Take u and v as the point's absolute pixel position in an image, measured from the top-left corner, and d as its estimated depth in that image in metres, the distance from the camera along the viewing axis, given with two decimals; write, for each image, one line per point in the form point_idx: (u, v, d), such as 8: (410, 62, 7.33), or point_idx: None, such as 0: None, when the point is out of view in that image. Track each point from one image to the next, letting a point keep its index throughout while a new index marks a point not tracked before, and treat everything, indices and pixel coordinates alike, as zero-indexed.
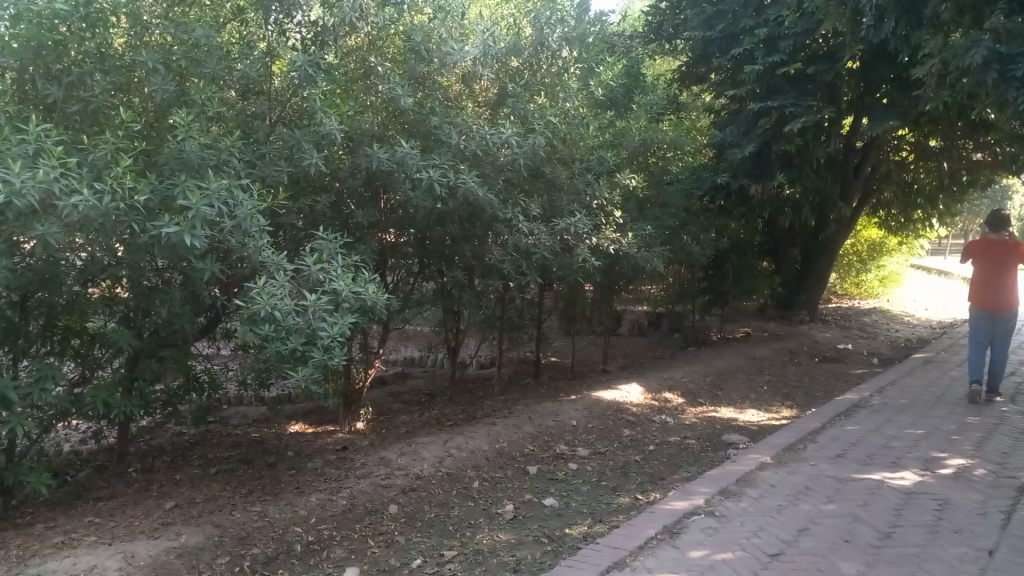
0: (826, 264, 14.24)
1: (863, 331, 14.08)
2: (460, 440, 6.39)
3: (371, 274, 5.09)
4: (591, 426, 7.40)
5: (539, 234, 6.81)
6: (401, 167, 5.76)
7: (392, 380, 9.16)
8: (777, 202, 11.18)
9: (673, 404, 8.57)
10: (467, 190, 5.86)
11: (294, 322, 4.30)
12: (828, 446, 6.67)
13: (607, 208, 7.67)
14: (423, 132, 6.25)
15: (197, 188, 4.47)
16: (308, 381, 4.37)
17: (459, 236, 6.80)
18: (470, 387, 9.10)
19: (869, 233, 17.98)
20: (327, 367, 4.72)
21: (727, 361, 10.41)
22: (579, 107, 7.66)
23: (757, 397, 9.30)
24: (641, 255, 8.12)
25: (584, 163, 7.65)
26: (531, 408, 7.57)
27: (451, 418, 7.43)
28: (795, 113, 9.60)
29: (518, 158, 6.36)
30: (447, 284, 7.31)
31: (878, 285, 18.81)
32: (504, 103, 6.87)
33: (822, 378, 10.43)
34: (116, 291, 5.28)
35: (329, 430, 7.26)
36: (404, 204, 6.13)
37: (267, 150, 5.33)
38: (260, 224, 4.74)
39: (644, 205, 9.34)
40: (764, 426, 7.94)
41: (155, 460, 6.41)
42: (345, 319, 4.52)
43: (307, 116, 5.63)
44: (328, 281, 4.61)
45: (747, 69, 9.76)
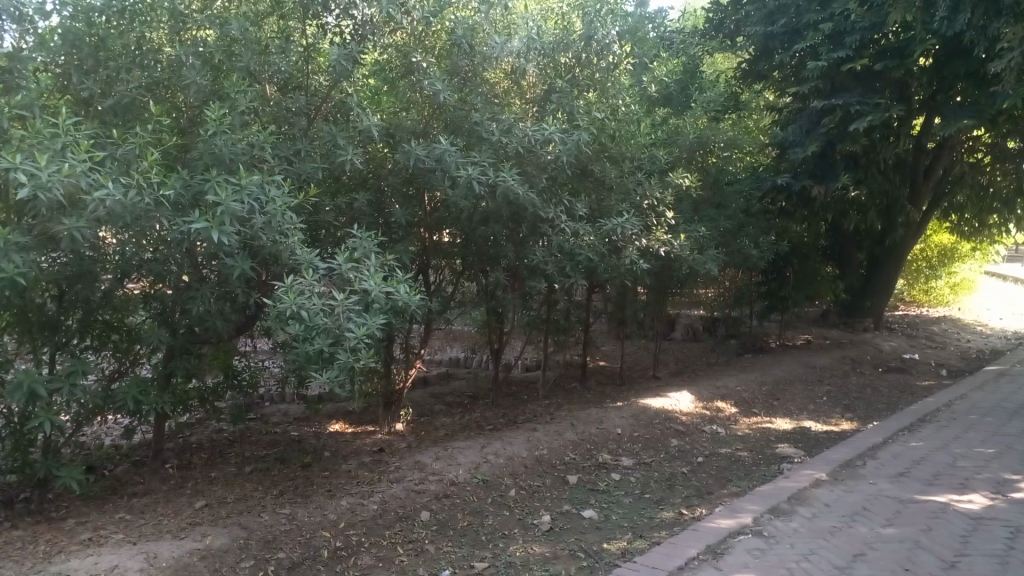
0: (893, 270, 13.62)
1: (932, 341, 13.41)
2: (498, 445, 6.20)
3: (407, 274, 4.91)
4: (637, 434, 7.13)
5: (584, 234, 6.55)
6: (440, 164, 5.61)
7: (436, 381, 9.02)
8: (841, 204, 10.68)
9: (726, 413, 8.22)
10: (506, 189, 5.65)
11: (321, 322, 4.15)
12: (889, 463, 6.26)
13: (658, 208, 7.37)
14: (465, 128, 6.07)
15: (227, 184, 4.38)
16: (335, 383, 4.21)
17: (502, 235, 6.62)
18: (515, 390, 8.91)
19: (940, 238, 17.19)
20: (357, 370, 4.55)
21: (784, 370, 9.98)
22: (630, 104, 7.38)
23: (815, 408, 8.87)
24: (693, 257, 7.80)
25: (636, 162, 7.38)
26: (575, 414, 7.34)
27: (492, 422, 7.25)
28: (862, 111, 9.13)
29: (563, 156, 6.12)
30: (490, 284, 7.13)
31: (949, 292, 17.97)
32: (550, 100, 6.65)
33: (886, 389, 9.91)
34: (155, 287, 5.23)
35: (368, 431, 7.16)
36: (446, 202, 5.99)
37: (303, 146, 5.23)
38: (293, 222, 4.63)
39: (698, 206, 9.01)
40: (821, 440, 7.53)
41: (193, 457, 6.39)
42: (375, 320, 4.33)
43: (344, 112, 5.51)
44: (359, 281, 4.44)
45: (810, 65, 9.32)
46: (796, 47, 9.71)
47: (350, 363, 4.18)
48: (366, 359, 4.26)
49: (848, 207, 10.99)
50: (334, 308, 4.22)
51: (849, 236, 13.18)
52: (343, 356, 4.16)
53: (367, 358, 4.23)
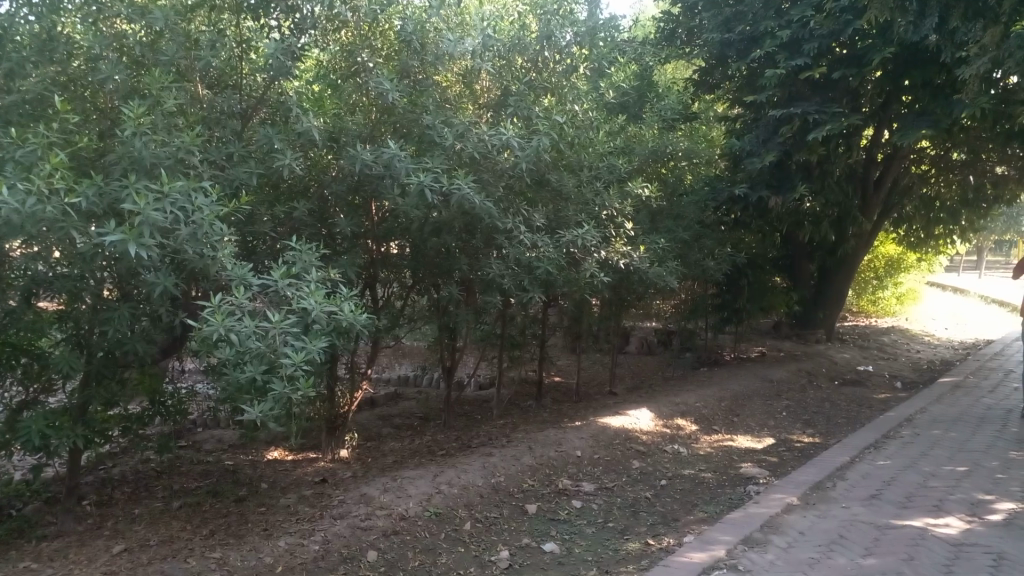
0: (844, 280, 13.60)
1: (884, 352, 13.41)
2: (452, 474, 5.76)
3: (352, 291, 4.45)
4: (597, 457, 6.77)
5: (542, 246, 6.18)
6: (388, 170, 5.17)
7: (384, 401, 8.55)
8: (797, 215, 10.54)
9: (687, 431, 7.92)
10: (461, 197, 5.24)
11: (253, 347, 3.66)
12: (859, 484, 6.01)
13: (617, 219, 7.06)
14: (416, 132, 5.66)
15: (146, 191, 3.89)
16: (269, 417, 3.72)
17: (454, 246, 6.23)
18: (468, 409, 8.49)
19: (887, 249, 17.35)
20: (296, 400, 4.06)
21: (742, 385, 9.76)
22: (587, 110, 7.05)
23: (776, 424, 8.64)
24: (653, 270, 7.50)
25: (593, 171, 7.07)
26: (532, 435, 6.94)
27: (444, 446, 6.80)
28: (820, 120, 8.98)
29: (521, 163, 5.73)
30: (442, 299, 6.71)
31: (895, 303, 18.15)
32: (506, 103, 6.28)
33: (844, 403, 9.76)
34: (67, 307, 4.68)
35: (310, 459, 6.67)
36: (394, 211, 5.56)
37: (235, 149, 4.75)
38: (223, 233, 4.15)
39: (655, 216, 8.73)
40: (786, 459, 7.29)
41: (114, 491, 5.81)
42: (315, 343, 3.86)
43: (281, 113, 5.04)
44: (297, 299, 3.96)
45: (767, 73, 9.15)
46: (753, 55, 9.54)
47: (287, 394, 3.70)
48: (305, 388, 3.78)
49: (803, 218, 10.87)
50: (268, 332, 3.73)
51: (802, 247, 13.11)
52: (278, 387, 3.67)
53: (305, 387, 3.75)
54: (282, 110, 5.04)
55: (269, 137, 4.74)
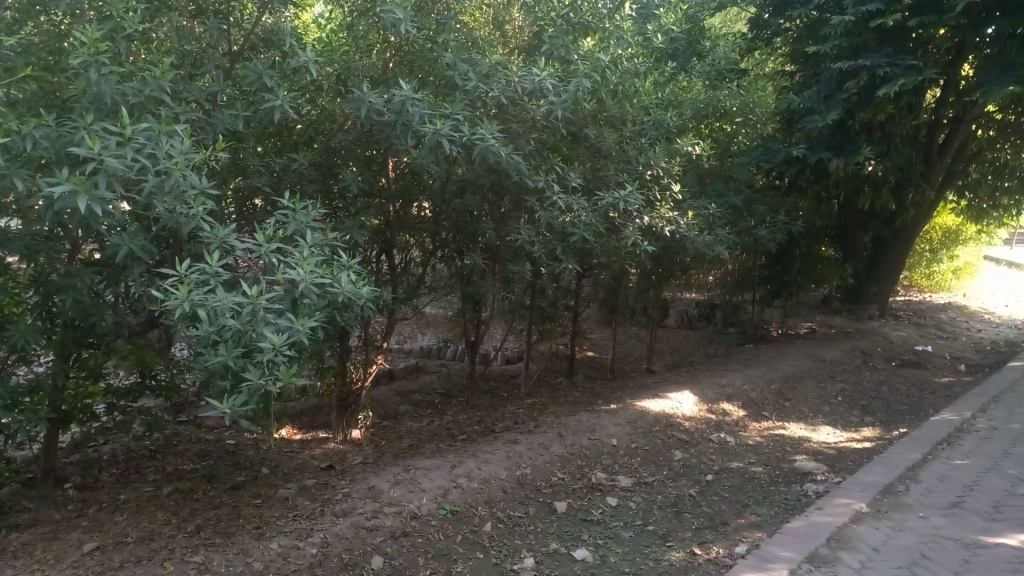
0: (901, 254, 12.65)
1: (942, 331, 12.48)
2: (471, 465, 5.11)
3: (356, 259, 3.79)
4: (634, 446, 6.07)
5: (579, 210, 5.43)
6: (401, 117, 4.45)
7: (403, 374, 7.96)
8: (857, 181, 9.65)
9: (733, 417, 7.19)
10: (485, 150, 4.51)
11: (227, 325, 3.00)
12: (936, 489, 5.25)
13: (662, 180, 6.29)
14: (435, 74, 4.96)
15: (105, 135, 3.23)
16: (244, 412, 3.08)
17: (479, 207, 5.53)
18: (494, 386, 7.85)
19: (944, 219, 16.30)
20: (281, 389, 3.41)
21: (793, 365, 8.98)
22: (632, 56, 6.31)
23: (831, 410, 7.87)
24: (701, 239, 6.73)
25: (637, 125, 6.34)
26: (563, 419, 6.27)
27: (465, 430, 6.16)
28: (892, 74, 8.03)
29: (556, 111, 4.99)
30: (465, 268, 6.04)
31: (951, 277, 17.12)
32: (540, 45, 5.52)
33: (904, 387, 8.94)
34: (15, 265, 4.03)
35: (319, 439, 6.10)
36: (410, 166, 4.86)
37: (219, 89, 4.05)
38: (201, 187, 3.51)
39: (703, 178, 7.94)
40: (845, 453, 6.55)
41: (100, 472, 5.27)
42: (304, 322, 3.18)
43: (274, 47, 4.33)
44: (283, 267, 3.31)
45: (834, 20, 8.20)
46: (817, 1, 8.58)
47: (265, 385, 3.05)
48: (287, 377, 3.13)
49: (863, 185, 9.96)
50: (244, 308, 3.08)
51: (857, 217, 12.16)
52: (253, 377, 3.02)
53: (288, 376, 3.09)
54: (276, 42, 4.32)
55: (259, 74, 4.04)
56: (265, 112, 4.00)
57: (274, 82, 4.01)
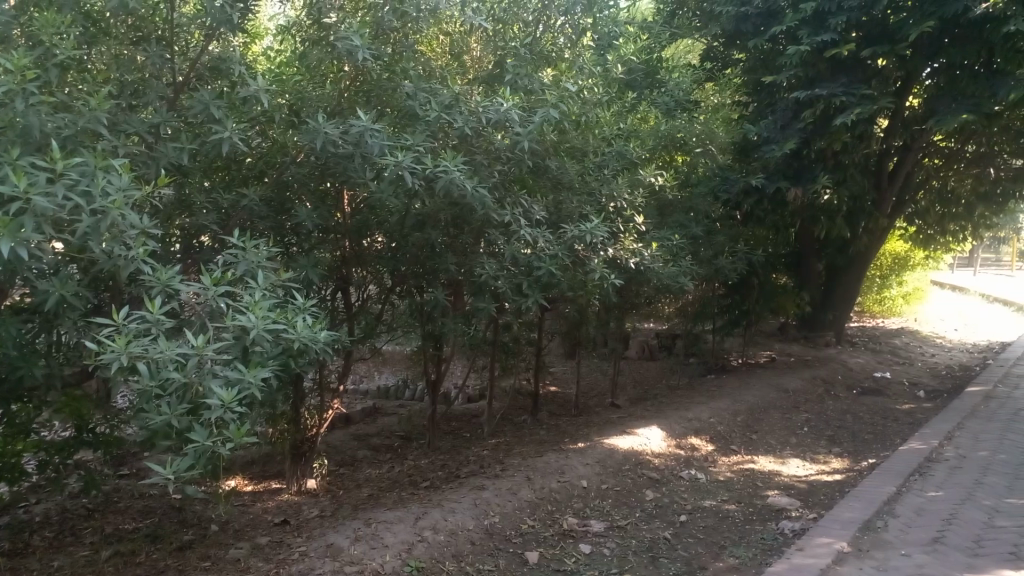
0: (855, 281, 12.77)
1: (897, 357, 12.58)
2: (436, 516, 4.82)
3: (311, 300, 3.52)
4: (605, 487, 5.84)
5: (544, 244, 5.23)
6: (358, 148, 4.22)
7: (361, 416, 7.63)
8: (813, 210, 9.69)
9: (702, 452, 7.03)
10: (448, 183, 4.30)
11: (170, 379, 2.70)
12: (914, 524, 5.13)
13: (626, 212, 6.16)
14: (394, 103, 4.77)
15: (32, 171, 2.91)
16: (188, 477, 2.76)
17: (439, 242, 5.32)
18: (456, 426, 7.57)
19: (893, 246, 16.59)
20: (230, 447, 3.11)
21: (757, 396, 8.88)
22: (593, 86, 6.21)
23: (799, 441, 7.77)
24: (666, 271, 6.59)
25: (600, 156, 6.21)
26: (530, 461, 6.02)
27: (428, 476, 5.87)
28: (847, 104, 8.09)
29: (521, 142, 4.82)
30: (425, 305, 5.79)
31: (901, 302, 17.40)
32: (502, 73, 5.37)
33: (867, 416, 8.91)
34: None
35: (272, 491, 5.75)
36: (368, 200, 4.62)
37: (162, 120, 3.77)
38: (142, 227, 3.20)
39: (664, 208, 7.85)
40: (816, 487, 6.42)
41: (31, 537, 4.84)
42: (256, 373, 2.90)
43: (222, 74, 4.07)
44: (232, 313, 3.02)
45: (789, 50, 8.24)
46: (772, 31, 8.64)
47: (212, 446, 2.75)
48: (238, 437, 2.83)
49: (819, 214, 10.02)
50: (190, 359, 2.77)
51: (811, 245, 12.25)
52: (199, 438, 2.71)
53: (239, 436, 2.81)
54: (224, 69, 4.06)
55: (205, 104, 3.77)
56: (212, 144, 3.73)
57: (223, 113, 3.74)
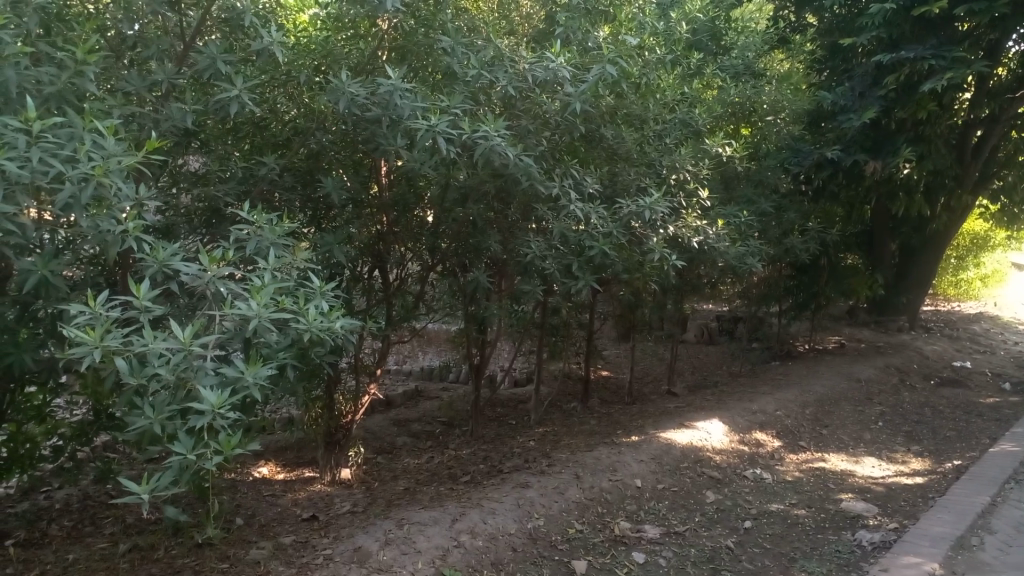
0: (932, 262, 11.89)
1: (978, 345, 11.71)
2: (475, 518, 4.40)
3: (330, 283, 3.10)
4: (661, 487, 5.35)
5: (599, 220, 4.71)
6: (386, 110, 3.74)
7: (403, 399, 7.28)
8: (892, 186, 8.93)
9: (767, 448, 6.47)
10: (489, 150, 3.80)
11: (154, 376, 2.30)
12: (1016, 543, 4.52)
13: (689, 185, 5.59)
14: (432, 60, 4.33)
15: (5, 132, 2.54)
16: (170, 494, 2.33)
17: (483, 217, 4.86)
18: (501, 413, 7.16)
19: (973, 224, 15.53)
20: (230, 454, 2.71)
21: (827, 386, 8.23)
22: (654, 46, 5.61)
23: (873, 438, 7.13)
24: (732, 251, 6.01)
25: (660, 124, 5.64)
26: (580, 456, 5.55)
27: (469, 469, 5.45)
28: (937, 67, 7.31)
29: (572, 105, 4.30)
30: (467, 285, 5.35)
31: (979, 284, 16.36)
32: (554, 31, 4.84)
33: (948, 410, 8.19)
34: None
35: (305, 480, 5.44)
36: (403, 170, 4.17)
37: (163, 77, 3.36)
38: (137, 195, 2.83)
39: (730, 183, 7.24)
40: (895, 492, 5.82)
41: (49, 526, 4.58)
42: (256, 371, 2.48)
43: (230, 24, 3.59)
44: (231, 301, 2.60)
45: (872, 8, 7.47)
46: None
47: (197, 459, 2.30)
48: (230, 448, 2.39)
49: (897, 190, 9.25)
50: (178, 353, 2.37)
51: (885, 223, 11.43)
52: (182, 450, 2.31)
53: (228, 447, 2.35)
54: (233, 18, 3.57)
55: (211, 59, 3.34)
56: (217, 105, 3.31)
57: (230, 69, 3.32)
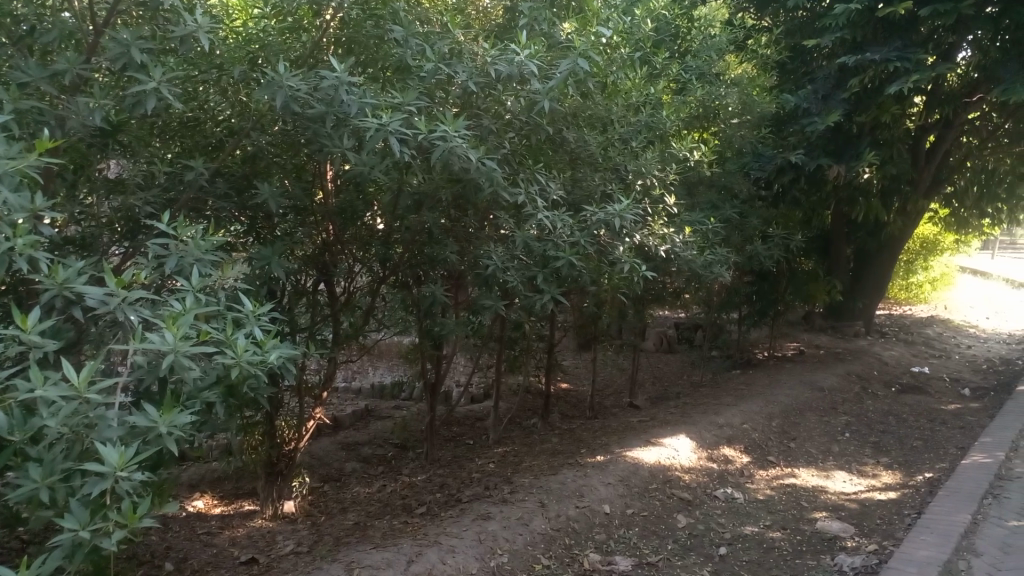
0: (886, 266, 11.88)
1: (933, 349, 11.71)
2: (433, 557, 4.00)
3: (263, 307, 2.68)
4: (631, 512, 5.02)
5: (564, 228, 4.37)
6: (330, 108, 3.34)
7: (352, 419, 6.85)
8: (852, 191, 8.81)
9: (736, 465, 6.21)
10: (447, 153, 3.43)
11: (40, 431, 1.84)
12: (1004, 566, 4.31)
13: (656, 191, 5.30)
14: (383, 54, 3.95)
15: None
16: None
17: (438, 225, 4.48)
18: (457, 432, 6.78)
19: (923, 229, 15.66)
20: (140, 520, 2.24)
21: (791, 396, 8.03)
22: (619, 44, 5.31)
23: (841, 450, 6.94)
24: (700, 260, 5.74)
25: (626, 126, 5.34)
26: (543, 480, 5.19)
27: (424, 499, 5.05)
28: (901, 70, 7.17)
29: (539, 102, 3.95)
30: (420, 299, 4.96)
31: (928, 288, 16.52)
32: (517, 20, 4.48)
33: (912, 419, 8.06)
34: None
35: (245, 515, 4.98)
36: (350, 175, 3.77)
37: (65, 65, 2.91)
38: (33, 205, 2.38)
39: (694, 188, 6.99)
40: (870, 508, 5.60)
41: None
42: (170, 421, 2.03)
43: (144, 5, 3.12)
44: (140, 333, 2.15)
45: (836, 9, 7.31)
46: None
47: (96, 535, 1.84)
48: (137, 519, 1.93)
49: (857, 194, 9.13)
50: (72, 402, 1.91)
51: (841, 228, 11.36)
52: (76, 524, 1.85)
53: (135, 518, 1.89)
54: (150, 1, 3.10)
55: (124, 46, 2.90)
56: (131, 99, 2.89)
57: (147, 58, 2.90)
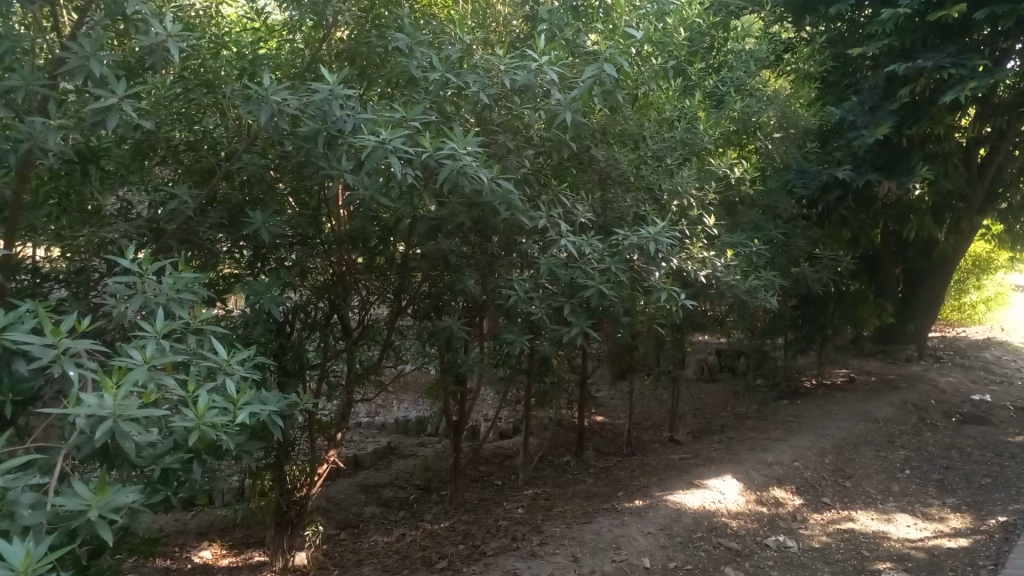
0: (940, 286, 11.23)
1: (993, 374, 11.00)
2: None
3: (240, 353, 2.33)
4: (673, 566, 4.54)
5: (593, 254, 3.95)
6: (323, 121, 2.99)
7: (373, 458, 6.47)
8: (903, 208, 8.27)
9: (788, 508, 5.68)
10: (458, 174, 3.05)
11: None
12: None
13: (694, 211, 4.87)
14: (388, 67, 3.61)
15: None
16: None
17: (455, 252, 4.11)
18: (485, 471, 6.36)
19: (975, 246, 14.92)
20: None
21: (842, 428, 7.47)
22: (651, 54, 4.93)
23: (903, 489, 6.36)
24: (744, 285, 5.28)
25: (660, 142, 4.95)
26: (576, 529, 4.73)
27: (446, 552, 4.63)
28: (956, 77, 6.68)
29: (562, 113, 3.57)
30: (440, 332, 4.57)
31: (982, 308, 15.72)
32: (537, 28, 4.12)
33: (978, 453, 7.43)
34: None
35: (254, 567, 4.61)
36: (353, 200, 3.41)
37: (17, 82, 2.60)
38: None
39: (735, 209, 6.55)
40: (939, 558, 5.04)
41: None
42: (107, 501, 1.64)
43: (111, 14, 2.80)
44: (75, 394, 1.75)
45: (883, 15, 6.86)
46: None
47: None
48: None
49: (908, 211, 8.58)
50: None
51: (890, 248, 10.77)
52: None
53: None
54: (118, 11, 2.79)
55: (83, 59, 2.58)
56: (92, 118, 2.58)
57: (108, 71, 2.59)
